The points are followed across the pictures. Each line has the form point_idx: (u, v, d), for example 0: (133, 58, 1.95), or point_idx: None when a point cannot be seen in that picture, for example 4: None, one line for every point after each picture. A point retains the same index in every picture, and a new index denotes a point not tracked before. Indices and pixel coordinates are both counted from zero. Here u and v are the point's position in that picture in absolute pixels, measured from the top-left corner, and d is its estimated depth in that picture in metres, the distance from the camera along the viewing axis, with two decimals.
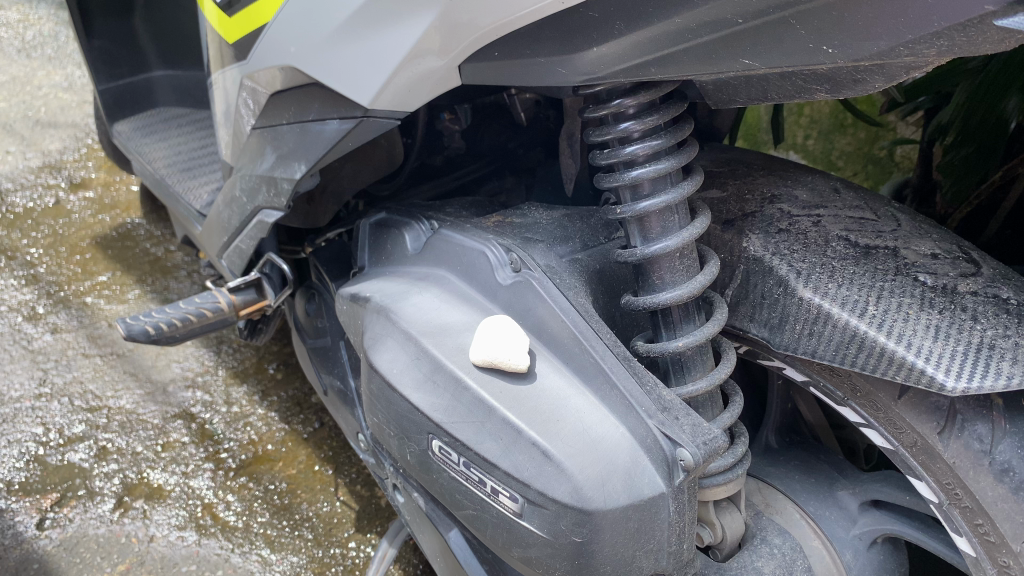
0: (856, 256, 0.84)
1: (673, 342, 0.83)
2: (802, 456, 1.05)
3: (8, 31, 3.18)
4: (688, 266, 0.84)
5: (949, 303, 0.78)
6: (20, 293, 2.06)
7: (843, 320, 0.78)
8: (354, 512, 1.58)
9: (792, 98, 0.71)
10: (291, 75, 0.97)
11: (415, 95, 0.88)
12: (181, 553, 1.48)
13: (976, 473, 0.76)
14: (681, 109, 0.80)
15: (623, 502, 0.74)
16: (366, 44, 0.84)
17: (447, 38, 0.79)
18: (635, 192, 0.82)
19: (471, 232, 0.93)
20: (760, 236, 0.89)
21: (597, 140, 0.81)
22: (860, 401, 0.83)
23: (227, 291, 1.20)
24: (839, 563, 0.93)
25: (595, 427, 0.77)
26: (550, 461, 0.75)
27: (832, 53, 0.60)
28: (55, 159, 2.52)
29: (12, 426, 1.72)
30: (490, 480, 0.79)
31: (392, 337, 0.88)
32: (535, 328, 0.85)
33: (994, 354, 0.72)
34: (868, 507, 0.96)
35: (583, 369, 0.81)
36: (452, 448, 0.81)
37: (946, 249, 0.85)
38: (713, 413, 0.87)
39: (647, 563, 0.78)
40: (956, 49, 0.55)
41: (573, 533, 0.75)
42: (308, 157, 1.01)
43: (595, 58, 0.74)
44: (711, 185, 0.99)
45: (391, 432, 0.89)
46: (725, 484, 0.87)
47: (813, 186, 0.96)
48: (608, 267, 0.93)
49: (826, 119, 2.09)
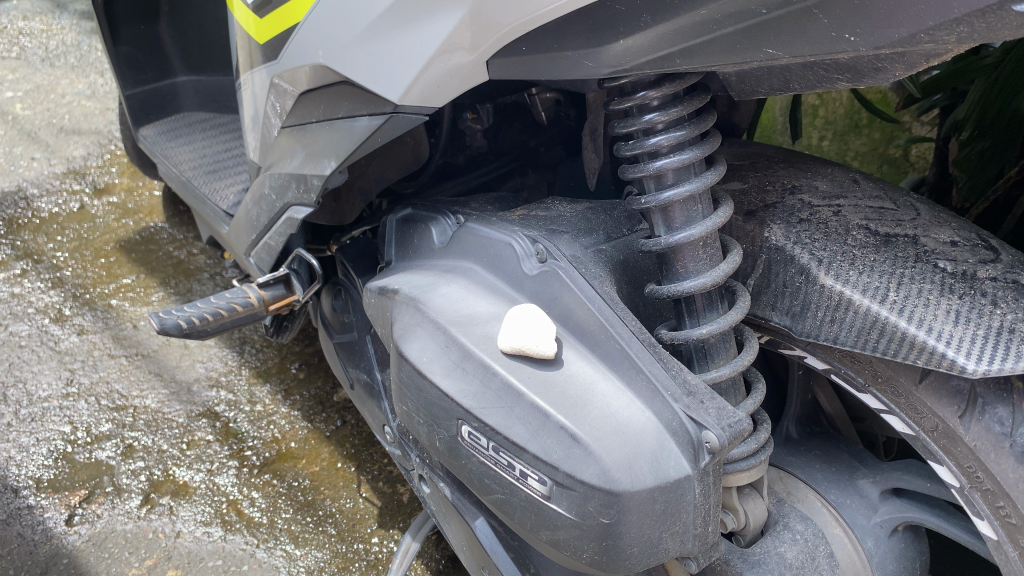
0: (876, 244, 0.85)
1: (697, 330, 0.85)
2: (823, 446, 1.06)
3: (31, 41, 3.24)
4: (711, 254, 0.85)
5: (969, 288, 0.79)
6: (47, 296, 2.10)
7: (864, 306, 0.80)
8: (376, 508, 1.60)
9: (813, 88, 0.73)
10: (321, 74, 1.00)
11: (443, 91, 0.89)
12: (207, 548, 1.51)
13: (997, 455, 0.78)
14: (704, 101, 0.83)
15: (650, 484, 0.76)
16: (397, 41, 0.86)
17: (477, 34, 0.81)
18: (660, 182, 0.84)
19: (497, 224, 0.96)
20: (782, 226, 0.90)
21: (622, 131, 0.83)
22: (881, 387, 0.85)
23: (257, 286, 1.23)
24: (861, 551, 0.95)
25: (621, 411, 0.79)
26: (578, 444, 0.77)
27: (854, 41, 0.62)
28: (79, 165, 2.57)
29: (41, 424, 1.76)
30: (519, 464, 0.81)
31: (422, 327, 0.90)
32: (562, 317, 0.87)
33: (1014, 337, 0.73)
34: (890, 496, 0.98)
35: (609, 356, 0.83)
36: (481, 433, 0.83)
37: (966, 237, 0.87)
38: (735, 400, 0.89)
39: (673, 545, 0.80)
40: (975, 35, 0.57)
41: (601, 514, 0.76)
42: (338, 153, 1.03)
43: (622, 51, 0.76)
44: (733, 177, 1.01)
45: (420, 419, 0.91)
46: (748, 470, 0.88)
47: (833, 177, 0.98)
48: (632, 258, 0.95)
49: (840, 121, 2.10)
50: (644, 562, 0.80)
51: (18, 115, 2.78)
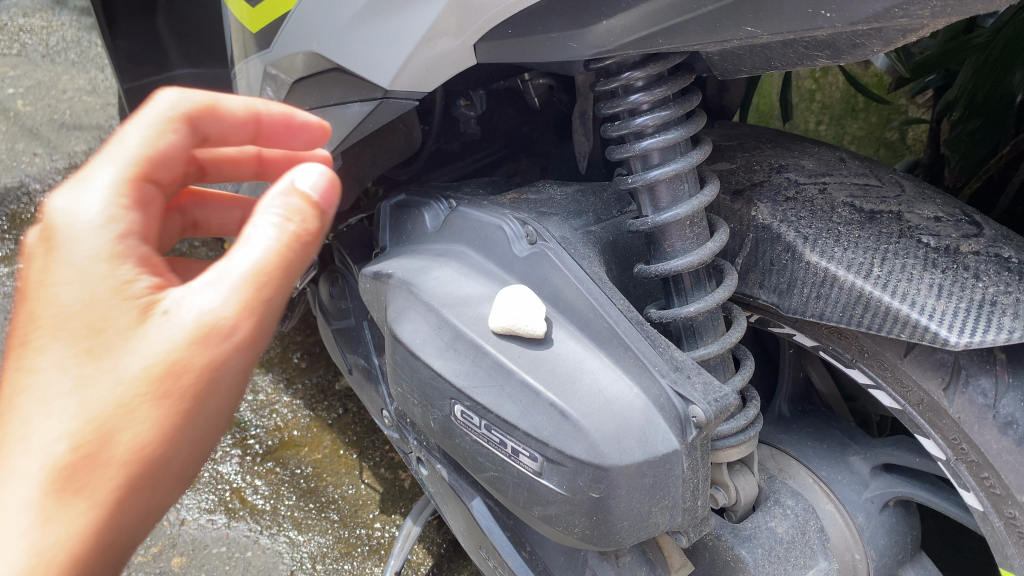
0: (861, 221, 0.87)
1: (685, 308, 0.86)
2: (814, 424, 1.08)
3: (32, 37, 3.26)
4: (698, 233, 0.86)
5: (952, 263, 0.80)
6: None
7: (849, 282, 0.81)
8: (378, 494, 1.62)
9: (795, 66, 0.74)
10: (312, 61, 1.01)
11: (433, 75, 0.90)
12: (211, 536, 1.53)
13: (981, 427, 0.78)
14: (689, 81, 0.84)
15: (638, 458, 0.77)
16: (385, 26, 0.88)
17: (463, 19, 0.82)
18: (646, 162, 0.85)
19: (488, 208, 0.97)
20: (769, 205, 0.91)
21: (607, 112, 0.84)
22: (867, 362, 0.86)
23: None
24: (852, 526, 0.97)
25: (609, 388, 0.80)
26: (567, 419, 0.78)
27: (830, 17, 0.63)
28: (80, 161, 2.59)
29: None
30: (511, 441, 0.82)
31: (414, 309, 0.92)
32: (552, 297, 0.88)
33: (995, 309, 0.75)
34: (880, 471, 1.00)
35: (598, 335, 0.84)
36: (473, 411, 0.85)
37: (949, 213, 0.87)
38: (725, 376, 0.90)
39: (663, 519, 0.81)
40: (947, 9, 0.58)
41: (590, 488, 0.78)
42: (331, 139, 1.04)
43: (605, 32, 0.77)
44: (721, 158, 1.02)
45: (415, 400, 0.93)
46: (738, 446, 0.89)
47: (819, 156, 0.99)
48: (621, 239, 0.96)
49: (837, 104, 2.11)
50: (634, 536, 0.81)
51: (20, 111, 2.80)
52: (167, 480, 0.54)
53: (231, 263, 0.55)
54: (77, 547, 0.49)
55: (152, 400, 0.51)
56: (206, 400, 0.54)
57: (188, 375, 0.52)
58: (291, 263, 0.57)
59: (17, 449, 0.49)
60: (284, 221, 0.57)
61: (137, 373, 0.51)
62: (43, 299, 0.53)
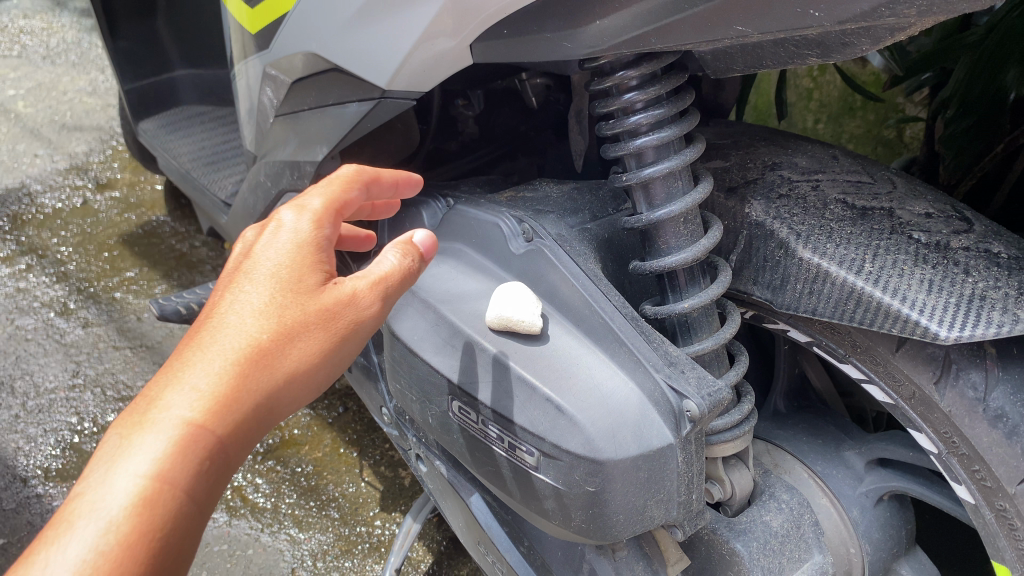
0: (853, 217, 0.88)
1: (679, 304, 0.87)
2: (810, 420, 1.09)
3: (33, 39, 3.27)
4: (693, 230, 0.87)
5: (942, 258, 0.81)
6: (52, 290, 2.13)
7: (841, 278, 0.82)
8: (378, 492, 1.62)
9: (786, 65, 0.75)
10: (311, 62, 1.02)
11: (430, 76, 0.92)
12: (213, 534, 1.55)
13: (971, 420, 0.79)
14: (682, 80, 0.85)
15: (633, 452, 0.78)
16: (383, 27, 0.89)
17: (459, 19, 0.83)
18: (640, 160, 0.86)
19: (485, 206, 0.98)
20: (762, 202, 0.92)
21: (602, 111, 0.85)
22: (860, 357, 0.87)
23: None
24: (846, 520, 0.98)
25: (605, 383, 0.81)
26: (562, 414, 0.79)
27: (819, 16, 0.64)
28: (81, 161, 2.60)
29: (48, 416, 1.79)
30: (507, 436, 0.84)
31: (413, 306, 0.93)
32: (548, 294, 0.89)
33: (985, 304, 0.76)
34: (875, 466, 1.00)
35: (594, 331, 0.85)
36: (470, 407, 0.87)
37: (940, 209, 0.89)
38: (719, 371, 0.92)
39: (658, 513, 0.82)
40: (934, 8, 0.59)
41: (586, 482, 0.79)
42: (329, 139, 1.06)
43: (599, 32, 0.78)
44: (715, 156, 1.03)
45: (413, 397, 0.95)
46: (733, 441, 0.91)
47: (813, 154, 1.00)
48: (617, 236, 0.97)
49: (835, 103, 2.13)
50: (630, 530, 0.82)
51: (20, 112, 2.81)
52: (299, 400, 0.65)
53: (382, 265, 0.70)
54: (247, 414, 0.61)
55: (320, 328, 0.65)
56: (346, 348, 0.67)
57: (345, 320, 0.67)
58: (406, 280, 0.71)
59: (229, 329, 0.63)
60: (401, 257, 0.72)
61: (314, 308, 0.65)
62: (259, 248, 0.68)
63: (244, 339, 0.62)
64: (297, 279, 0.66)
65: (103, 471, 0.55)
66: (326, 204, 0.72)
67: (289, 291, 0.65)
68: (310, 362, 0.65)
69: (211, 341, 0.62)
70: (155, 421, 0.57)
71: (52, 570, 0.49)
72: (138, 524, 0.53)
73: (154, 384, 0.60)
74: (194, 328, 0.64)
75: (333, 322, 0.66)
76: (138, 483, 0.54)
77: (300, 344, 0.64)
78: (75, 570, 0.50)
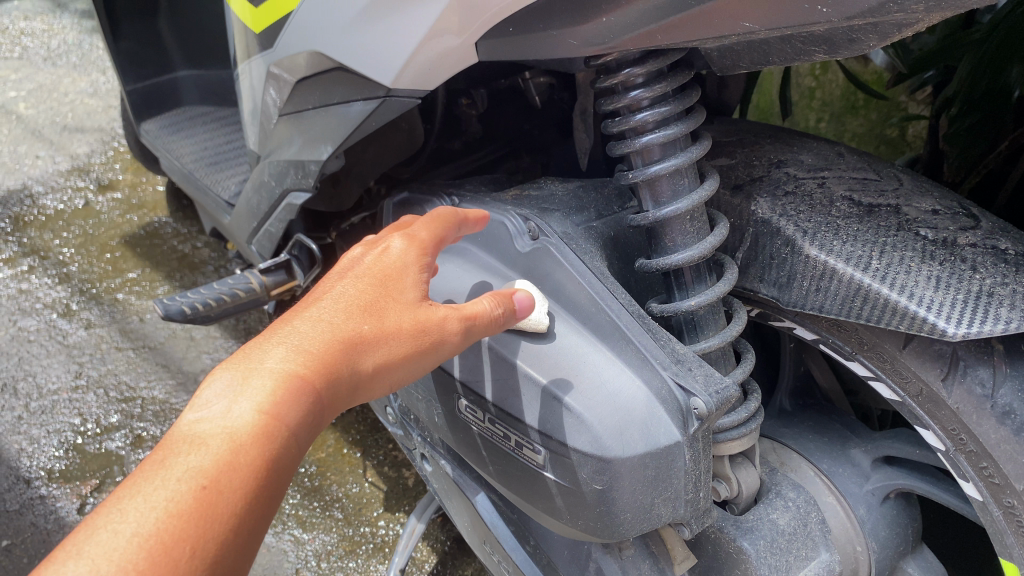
0: (859, 215, 0.87)
1: (686, 301, 0.87)
2: (816, 418, 1.08)
3: (34, 40, 3.27)
4: (699, 228, 0.87)
5: (950, 255, 0.81)
6: (54, 291, 2.13)
7: (847, 275, 0.82)
8: (382, 492, 1.62)
9: (793, 61, 0.75)
10: (316, 61, 1.02)
11: (435, 74, 0.91)
12: None
13: (979, 417, 0.79)
14: (688, 78, 0.84)
15: (640, 450, 0.78)
16: (388, 26, 0.89)
17: (464, 18, 0.83)
18: (646, 158, 0.86)
19: (490, 204, 0.98)
20: (768, 199, 0.92)
21: (608, 109, 0.85)
22: (867, 354, 0.87)
23: (258, 273, 1.25)
24: (853, 518, 0.97)
25: (612, 381, 0.81)
26: (569, 412, 0.81)
27: (826, 12, 0.64)
28: (83, 162, 2.60)
29: (51, 417, 1.79)
30: (514, 434, 0.87)
31: None
32: (554, 292, 0.89)
33: (993, 300, 0.75)
34: (881, 464, 1.00)
35: (601, 328, 0.84)
36: (477, 406, 0.90)
37: (947, 206, 0.88)
38: (726, 369, 0.91)
39: (665, 511, 0.82)
40: (942, 3, 0.59)
41: (594, 480, 0.80)
42: (334, 138, 1.05)
43: (605, 29, 0.78)
44: (720, 154, 1.03)
45: (420, 396, 1.00)
46: (740, 439, 0.90)
47: (819, 151, 1.00)
48: (622, 234, 0.97)
49: (837, 102, 2.13)
50: (638, 528, 0.82)
51: (22, 114, 2.82)
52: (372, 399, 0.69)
53: (471, 305, 0.76)
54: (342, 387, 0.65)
55: (412, 336, 0.71)
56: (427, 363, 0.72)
57: (432, 337, 0.72)
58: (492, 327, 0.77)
59: (337, 310, 0.69)
60: (495, 306, 0.78)
61: (411, 319, 0.71)
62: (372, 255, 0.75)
63: (351, 324, 0.68)
64: (395, 290, 0.73)
65: (219, 404, 0.58)
66: (430, 234, 0.79)
67: (391, 299, 0.72)
68: (396, 363, 0.70)
69: (319, 320, 0.67)
70: (267, 368, 0.62)
71: (177, 469, 0.53)
72: (254, 453, 0.56)
73: (261, 343, 0.65)
74: (300, 309, 0.70)
75: (421, 336, 0.72)
76: (255, 416, 0.58)
77: (391, 346, 0.70)
78: (197, 473, 0.53)
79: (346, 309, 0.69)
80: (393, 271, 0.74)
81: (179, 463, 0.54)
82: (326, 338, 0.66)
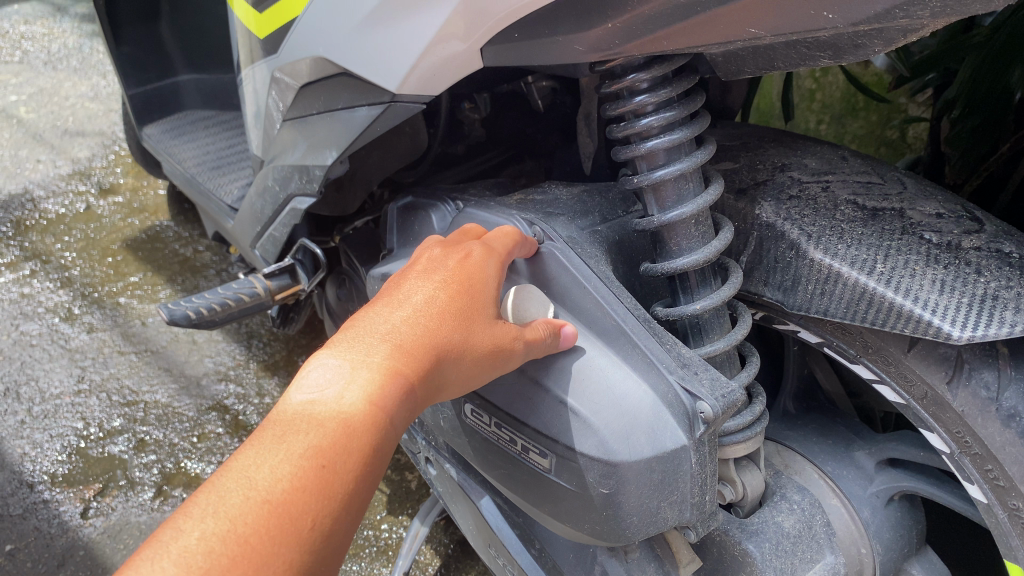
0: (864, 219, 0.88)
1: (691, 305, 0.87)
2: (820, 420, 1.09)
3: (34, 44, 3.28)
4: (704, 231, 0.87)
5: (954, 259, 0.81)
6: (56, 295, 2.13)
7: (852, 278, 0.82)
8: (385, 495, 1.63)
9: (798, 66, 0.75)
10: (320, 67, 1.02)
11: (439, 79, 0.92)
12: None
13: (984, 420, 0.80)
14: (693, 83, 0.85)
15: (646, 455, 0.78)
16: (393, 32, 0.89)
17: (470, 24, 0.83)
18: (651, 163, 0.86)
19: (495, 209, 0.98)
20: (772, 203, 0.92)
21: (613, 114, 0.86)
22: (872, 357, 0.87)
23: (262, 277, 1.25)
24: (857, 520, 0.98)
25: (618, 385, 0.81)
26: (575, 416, 0.82)
27: (832, 17, 0.65)
28: (84, 166, 2.60)
29: (54, 421, 1.79)
30: (521, 438, 0.87)
31: None
32: (560, 296, 0.89)
33: (997, 304, 0.76)
34: (886, 466, 1.00)
35: (606, 331, 0.85)
36: (483, 410, 0.91)
37: (951, 209, 0.89)
38: (731, 373, 0.92)
39: (671, 515, 0.82)
40: (948, 9, 0.59)
41: (601, 484, 0.81)
42: (338, 143, 1.06)
43: (611, 35, 0.78)
44: (724, 158, 1.03)
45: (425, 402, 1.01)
46: (744, 442, 0.90)
47: (823, 155, 1.01)
48: (627, 238, 0.98)
49: (837, 104, 2.13)
50: (644, 532, 0.82)
51: (23, 118, 2.82)
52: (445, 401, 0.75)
53: (539, 329, 0.82)
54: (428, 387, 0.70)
55: (487, 350, 0.77)
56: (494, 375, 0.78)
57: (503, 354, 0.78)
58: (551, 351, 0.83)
59: (426, 315, 0.74)
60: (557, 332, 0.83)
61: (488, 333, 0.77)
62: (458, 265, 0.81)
63: (439, 330, 0.73)
64: (476, 301, 0.78)
65: (333, 387, 0.63)
66: (505, 248, 0.84)
67: (474, 312, 0.77)
68: (473, 370, 0.76)
69: (414, 322, 0.73)
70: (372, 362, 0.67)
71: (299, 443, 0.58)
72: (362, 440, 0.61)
73: (363, 337, 0.70)
74: (391, 307, 0.75)
75: (496, 351, 0.77)
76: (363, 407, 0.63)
77: (470, 356, 0.75)
78: (316, 449, 0.58)
79: (438, 315, 0.74)
80: (474, 281, 0.80)
81: (301, 436, 0.59)
82: (418, 341, 0.71)
